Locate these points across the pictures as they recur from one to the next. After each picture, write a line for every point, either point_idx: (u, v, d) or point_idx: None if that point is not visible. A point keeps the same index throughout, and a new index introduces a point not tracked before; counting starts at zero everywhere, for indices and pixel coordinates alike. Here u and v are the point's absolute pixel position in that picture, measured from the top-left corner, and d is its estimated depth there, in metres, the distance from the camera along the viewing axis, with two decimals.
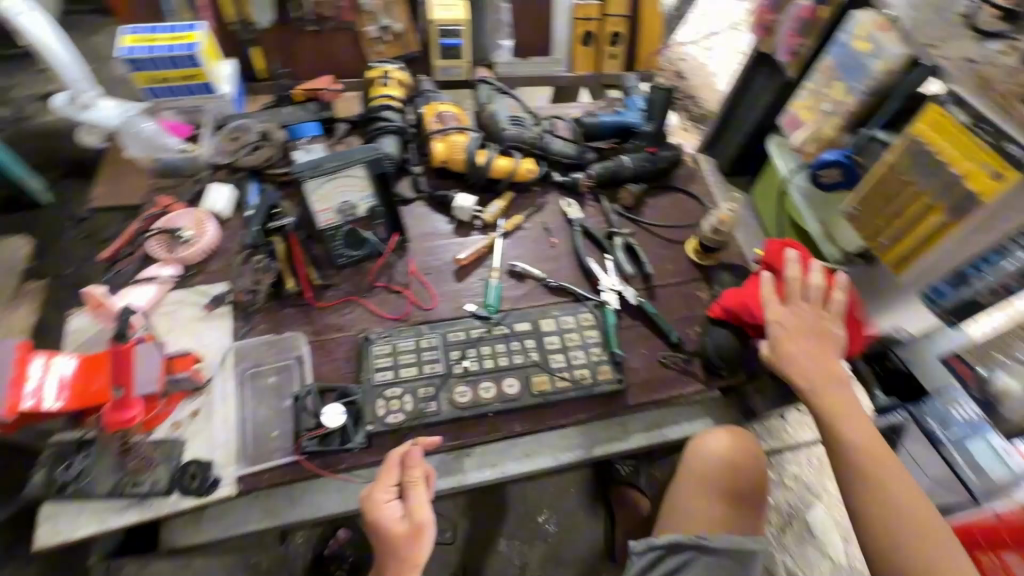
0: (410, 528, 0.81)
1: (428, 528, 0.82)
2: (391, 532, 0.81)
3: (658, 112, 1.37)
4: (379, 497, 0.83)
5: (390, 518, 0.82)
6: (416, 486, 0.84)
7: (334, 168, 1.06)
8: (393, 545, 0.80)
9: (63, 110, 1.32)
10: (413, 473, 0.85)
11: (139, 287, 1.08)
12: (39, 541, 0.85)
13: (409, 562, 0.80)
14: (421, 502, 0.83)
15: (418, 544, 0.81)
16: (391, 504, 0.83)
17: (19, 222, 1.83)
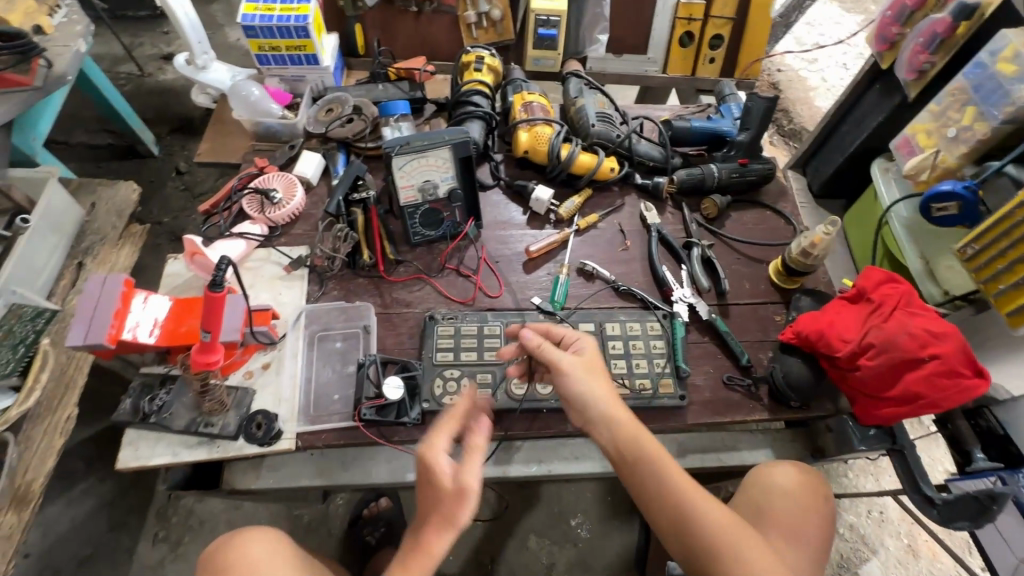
0: (455, 488, 0.71)
1: (471, 492, 0.70)
2: (436, 485, 0.71)
3: (756, 122, 1.30)
4: (433, 446, 0.76)
5: (440, 469, 0.72)
6: (473, 448, 0.75)
7: (422, 147, 1.06)
8: (438, 500, 0.71)
9: (180, 70, 1.42)
10: (474, 437, 0.75)
11: (228, 240, 1.12)
12: (121, 462, 0.93)
13: (445, 522, 0.71)
14: (472, 463, 0.72)
15: (457, 509, 0.71)
16: (444, 459, 0.74)
17: (130, 170, 2.00)
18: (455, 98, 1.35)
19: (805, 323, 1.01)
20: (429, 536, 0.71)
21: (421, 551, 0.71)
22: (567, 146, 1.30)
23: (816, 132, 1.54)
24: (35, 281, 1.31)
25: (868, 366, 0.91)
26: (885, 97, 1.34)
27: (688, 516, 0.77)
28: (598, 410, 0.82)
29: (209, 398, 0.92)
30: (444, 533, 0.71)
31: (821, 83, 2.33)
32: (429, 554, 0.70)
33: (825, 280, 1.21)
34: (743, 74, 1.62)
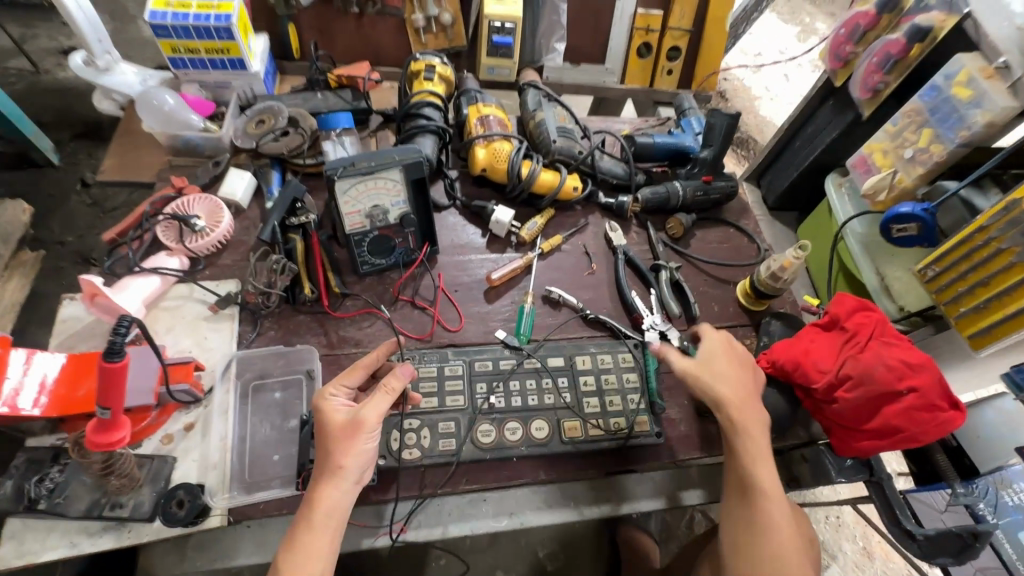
0: (348, 424, 0.75)
1: (365, 426, 0.74)
2: (328, 422, 0.76)
3: (719, 139, 1.27)
4: (331, 388, 0.80)
5: (335, 410, 0.77)
6: (381, 390, 0.77)
7: (369, 168, 0.95)
8: (328, 437, 0.75)
9: (77, 71, 1.21)
10: (389, 378, 0.78)
11: (139, 278, 0.97)
12: (2, 561, 0.75)
13: (332, 465, 0.73)
14: (373, 402, 0.76)
15: (349, 446, 0.74)
16: (340, 400, 0.79)
17: (23, 182, 1.73)
18: (404, 110, 1.23)
19: (781, 352, 0.98)
20: (323, 484, 0.73)
21: (318, 495, 0.72)
22: (528, 163, 1.21)
23: (767, 147, 1.53)
24: None
25: (845, 399, 0.89)
26: (837, 114, 1.33)
27: (759, 513, 0.82)
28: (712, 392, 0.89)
29: (115, 478, 0.77)
30: (332, 476, 0.73)
31: (765, 92, 2.36)
32: (319, 499, 0.72)
33: (791, 301, 1.21)
34: (700, 88, 1.59)
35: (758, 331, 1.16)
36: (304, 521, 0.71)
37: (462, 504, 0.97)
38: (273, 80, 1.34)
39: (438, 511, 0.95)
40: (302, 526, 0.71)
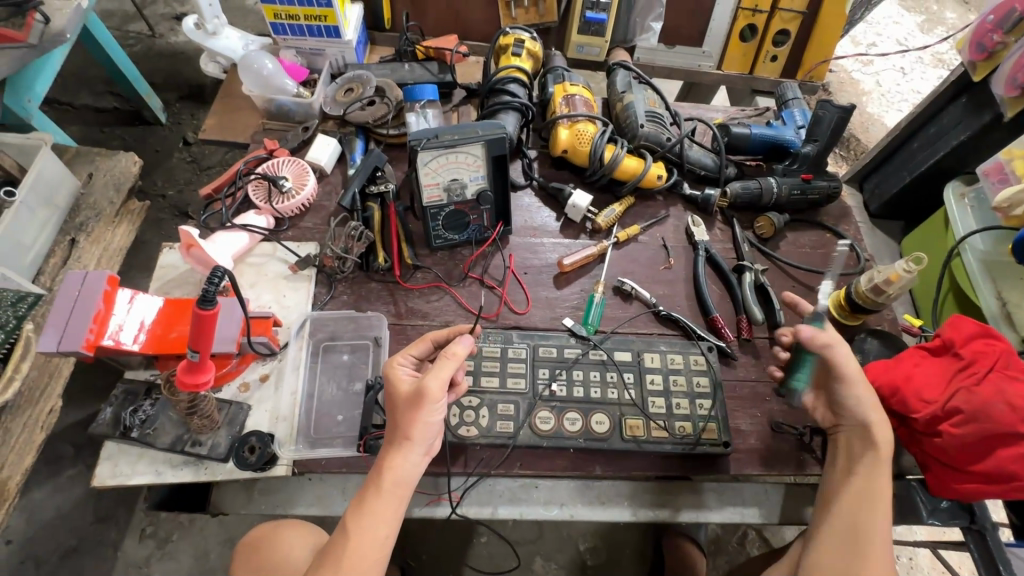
0: (413, 394, 0.74)
1: (428, 396, 0.73)
2: (395, 392, 0.76)
3: (826, 134, 1.15)
4: (398, 359, 0.81)
5: (402, 380, 0.78)
6: (442, 358, 0.75)
7: (453, 141, 0.94)
8: (397, 408, 0.75)
9: (188, 34, 1.28)
10: (450, 345, 0.76)
11: (230, 233, 1.02)
12: (98, 479, 0.83)
13: (398, 433, 0.74)
14: (437, 372, 0.74)
15: (414, 417, 0.74)
16: (407, 371, 0.80)
17: (136, 137, 1.88)
18: (489, 85, 1.21)
19: (876, 374, 0.88)
20: (391, 454, 0.74)
21: (385, 464, 0.73)
22: (611, 147, 1.16)
23: (878, 147, 1.37)
24: (21, 259, 1.20)
25: (952, 435, 0.80)
26: (970, 113, 1.18)
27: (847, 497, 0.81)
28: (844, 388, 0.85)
29: (197, 418, 0.82)
30: (400, 446, 0.74)
31: (874, 87, 2.14)
32: (387, 467, 0.73)
33: (889, 319, 1.10)
34: (805, 77, 1.46)
35: (849, 347, 1.06)
36: (372, 487, 0.73)
37: (514, 487, 0.97)
38: (364, 49, 1.36)
39: (489, 491, 0.95)
40: (370, 490, 0.73)
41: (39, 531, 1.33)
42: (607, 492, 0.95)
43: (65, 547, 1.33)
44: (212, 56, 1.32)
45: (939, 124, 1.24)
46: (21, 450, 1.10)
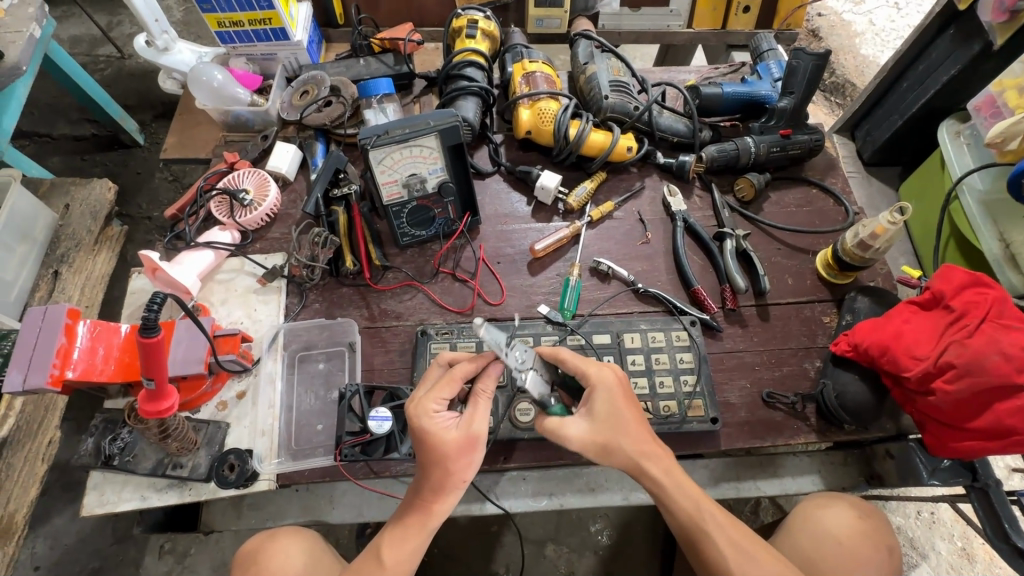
0: (464, 442, 0.69)
1: (482, 440, 0.70)
2: (441, 446, 0.69)
3: (803, 84, 1.09)
4: (430, 404, 0.70)
5: (444, 431, 0.70)
6: (482, 396, 0.72)
7: (403, 136, 0.90)
8: (445, 459, 0.69)
9: (141, 53, 1.27)
10: (483, 381, 0.72)
11: (194, 253, 1.00)
12: (86, 508, 0.84)
13: (454, 478, 0.71)
14: (483, 412, 0.71)
15: (468, 461, 0.70)
16: (445, 415, 0.71)
17: (115, 162, 1.88)
18: (446, 71, 1.17)
19: (866, 334, 0.85)
20: (439, 496, 0.71)
21: (434, 504, 0.71)
22: (576, 123, 1.12)
23: (866, 91, 1.30)
24: (7, 297, 1.20)
25: (945, 392, 0.76)
26: (958, 45, 1.10)
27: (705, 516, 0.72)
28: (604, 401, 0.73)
29: (173, 441, 0.82)
30: (452, 489, 0.71)
31: (867, 27, 2.01)
32: (437, 508, 0.71)
33: (883, 273, 1.06)
34: (782, 26, 1.40)
35: (840, 307, 1.02)
36: (415, 524, 0.71)
37: (503, 481, 0.96)
38: (319, 49, 1.33)
39: (477, 487, 0.94)
40: (412, 527, 0.71)
41: (63, 555, 1.37)
42: (597, 479, 0.94)
43: (89, 569, 1.37)
44: (167, 73, 1.30)
45: (927, 60, 1.16)
46: (25, 482, 1.13)
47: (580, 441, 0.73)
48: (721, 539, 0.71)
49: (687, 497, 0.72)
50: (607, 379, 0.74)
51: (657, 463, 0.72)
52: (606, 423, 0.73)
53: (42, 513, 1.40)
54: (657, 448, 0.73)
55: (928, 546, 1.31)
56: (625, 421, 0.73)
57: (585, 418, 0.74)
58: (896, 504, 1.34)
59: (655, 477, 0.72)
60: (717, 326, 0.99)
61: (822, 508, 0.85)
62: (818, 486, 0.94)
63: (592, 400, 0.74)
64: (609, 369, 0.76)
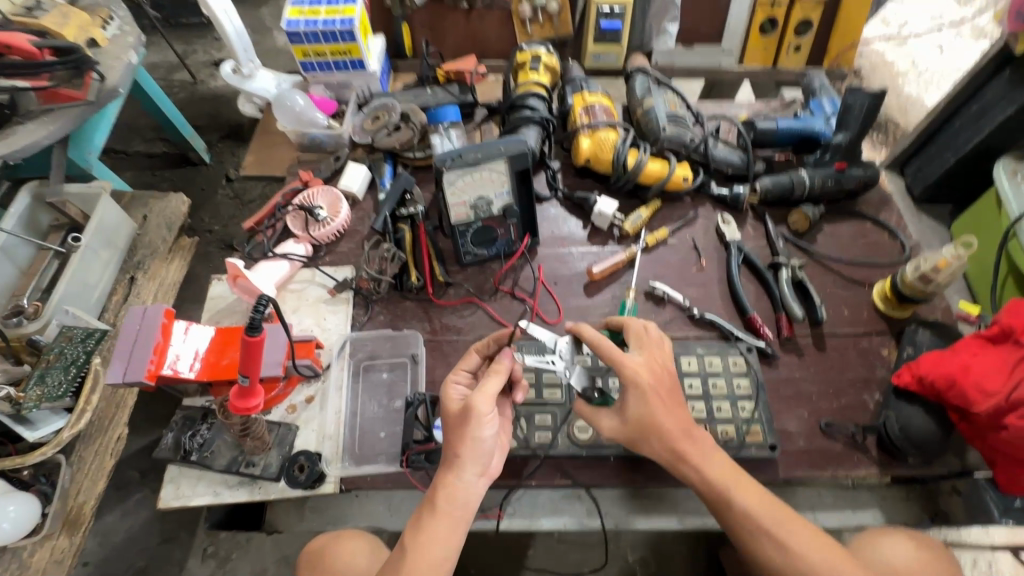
0: (461, 412, 0.72)
1: (475, 412, 0.70)
2: (445, 411, 0.75)
3: (860, 121, 1.11)
4: (451, 376, 0.79)
5: (454, 401, 0.76)
6: (488, 373, 0.74)
7: (475, 160, 0.95)
8: (447, 428, 0.74)
9: (225, 78, 1.36)
10: (494, 360, 0.75)
11: (271, 263, 1.07)
12: (163, 500, 0.88)
13: (450, 451, 0.72)
14: (483, 388, 0.73)
15: (463, 434, 0.72)
16: (461, 389, 0.78)
17: (183, 177, 2.01)
18: (510, 101, 1.23)
19: (931, 367, 0.85)
20: (441, 473, 0.72)
21: (439, 482, 0.71)
22: (634, 153, 1.16)
23: (919, 129, 1.31)
24: (89, 299, 1.28)
25: (1019, 426, 0.76)
26: (1015, 86, 1.12)
27: (739, 512, 0.73)
28: (636, 392, 0.75)
29: (250, 440, 0.86)
30: (453, 468, 0.71)
31: (911, 67, 2.03)
32: (442, 488, 0.71)
33: (943, 307, 1.06)
34: (831, 65, 1.45)
35: (899, 340, 1.02)
36: (427, 507, 0.71)
37: (556, 498, 0.97)
38: (388, 78, 1.42)
39: (529, 503, 0.96)
40: (432, 511, 0.71)
41: (111, 553, 1.42)
42: (651, 501, 0.95)
43: (135, 568, 1.40)
44: (248, 97, 1.40)
45: (981, 100, 1.18)
46: (93, 477, 1.18)
47: (610, 434, 0.79)
48: (790, 536, 0.71)
49: (722, 481, 0.75)
50: (640, 380, 0.74)
51: (693, 467, 0.76)
52: (637, 424, 0.76)
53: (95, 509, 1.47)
54: (696, 438, 0.77)
55: None
56: (657, 422, 0.75)
57: (619, 415, 0.78)
58: None
59: (689, 458, 0.76)
60: (773, 353, 1.00)
61: (880, 536, 0.84)
62: (878, 521, 0.93)
63: (628, 400, 0.76)
64: (645, 367, 0.75)
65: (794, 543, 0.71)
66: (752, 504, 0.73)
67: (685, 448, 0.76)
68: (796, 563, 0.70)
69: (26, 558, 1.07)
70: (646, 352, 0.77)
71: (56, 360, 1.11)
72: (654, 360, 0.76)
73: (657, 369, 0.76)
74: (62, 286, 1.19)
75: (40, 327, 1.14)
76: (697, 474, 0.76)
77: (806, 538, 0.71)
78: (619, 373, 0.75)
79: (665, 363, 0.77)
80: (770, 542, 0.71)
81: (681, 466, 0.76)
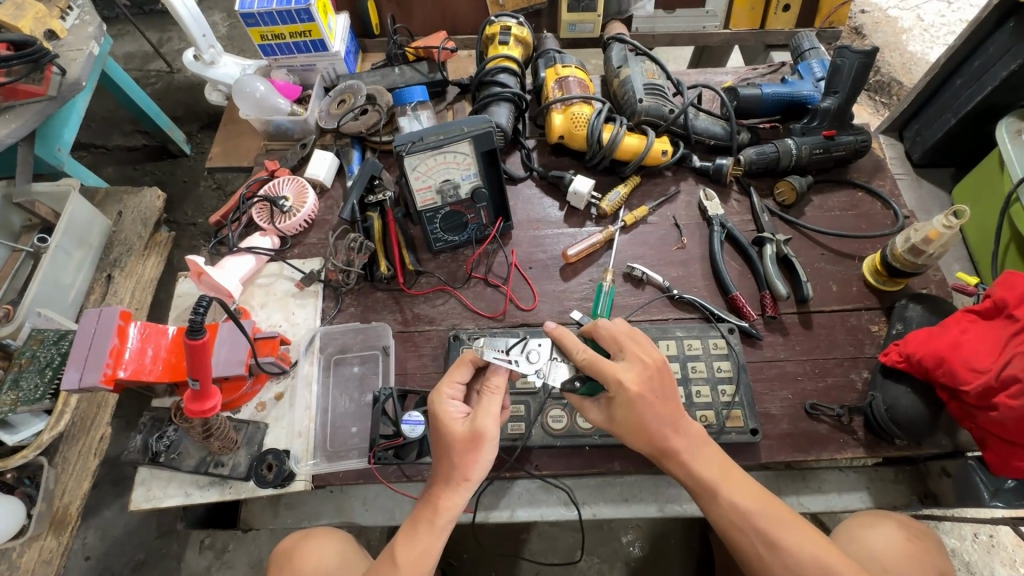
0: (468, 438, 0.68)
1: (487, 438, 0.67)
2: (448, 435, 0.69)
3: (848, 83, 1.04)
4: (446, 389, 0.73)
5: (452, 420, 0.70)
6: (488, 390, 0.70)
7: (438, 142, 0.90)
8: (449, 450, 0.69)
9: (188, 66, 1.32)
10: (491, 374, 0.70)
11: (236, 258, 1.03)
12: (134, 503, 0.87)
13: (455, 471, 0.69)
14: (488, 407, 0.69)
15: (473, 460, 0.68)
16: (457, 406, 0.72)
17: (164, 171, 1.97)
18: (479, 78, 1.18)
19: (918, 344, 0.82)
20: (445, 492, 0.69)
21: (441, 503, 0.69)
22: (610, 127, 1.10)
23: (916, 89, 1.24)
24: (64, 299, 1.26)
25: (1009, 407, 0.72)
26: (1018, 38, 1.04)
27: (728, 509, 0.69)
28: (623, 398, 0.69)
29: (215, 440, 0.84)
30: (457, 487, 0.69)
31: (915, 23, 1.92)
32: (444, 504, 0.69)
33: (937, 280, 1.01)
34: (823, 24, 1.37)
35: (890, 316, 0.97)
36: (425, 520, 0.69)
37: (534, 488, 0.95)
38: (356, 59, 1.36)
39: (509, 494, 0.94)
40: (422, 523, 0.69)
41: (111, 547, 1.41)
42: (630, 489, 0.93)
43: (134, 561, 1.40)
44: (213, 85, 1.36)
45: (984, 55, 1.10)
46: (79, 477, 1.18)
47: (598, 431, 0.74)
48: (785, 534, 0.68)
49: (709, 473, 0.71)
50: (625, 389, 0.68)
51: (681, 466, 0.72)
52: (623, 425, 0.71)
53: (91, 505, 1.44)
54: (684, 432, 0.72)
55: (987, 572, 1.22)
56: (644, 423, 0.70)
57: (603, 413, 0.73)
58: (949, 524, 1.26)
59: (678, 455, 0.72)
60: (756, 333, 0.96)
61: (871, 525, 0.81)
62: (866, 504, 0.90)
63: (614, 404, 0.71)
64: (628, 373, 0.69)
65: (790, 541, 0.67)
66: (743, 499, 0.69)
67: (671, 446, 0.71)
68: (783, 557, 0.67)
69: (14, 559, 1.07)
70: (630, 353, 0.71)
71: (30, 364, 1.09)
72: (638, 360, 0.71)
73: (644, 369, 0.70)
74: (32, 287, 1.17)
75: (12, 331, 1.12)
76: (685, 470, 0.72)
77: (806, 543, 0.67)
78: (602, 381, 0.69)
79: (653, 358, 0.71)
80: (760, 539, 0.68)
81: (668, 463, 0.73)
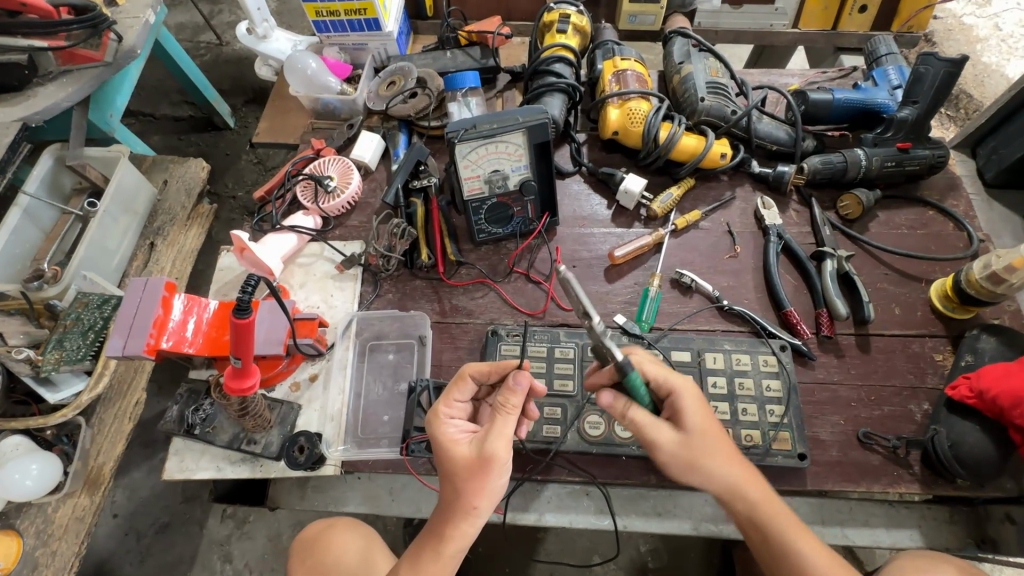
0: (476, 461, 0.65)
1: (497, 462, 0.64)
2: (451, 457, 0.67)
3: (930, 94, 0.97)
4: (444, 409, 0.72)
5: (456, 441, 0.68)
6: (502, 412, 0.66)
7: (492, 131, 0.87)
8: (455, 474, 0.66)
9: (240, 39, 1.31)
10: (503, 397, 0.67)
11: (278, 235, 1.03)
12: (168, 472, 0.88)
13: (461, 497, 0.65)
14: (499, 429, 0.66)
15: (481, 486, 0.65)
16: (459, 426, 0.70)
17: (207, 141, 1.99)
18: (534, 66, 1.13)
19: (994, 381, 0.77)
20: (453, 520, 0.66)
21: (450, 530, 0.66)
22: (667, 126, 1.05)
23: (996, 104, 1.15)
24: (109, 263, 1.28)
25: None
26: None
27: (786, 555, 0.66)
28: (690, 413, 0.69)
29: (249, 419, 0.84)
30: (467, 515, 0.66)
31: (992, 31, 1.79)
32: (452, 532, 0.66)
33: (1011, 310, 0.94)
34: (901, 28, 1.29)
35: (957, 346, 0.91)
36: (430, 547, 0.67)
37: (563, 494, 0.92)
38: (407, 40, 1.34)
39: (537, 497, 0.91)
40: (427, 551, 0.67)
41: (138, 507, 1.44)
42: (664, 503, 0.90)
43: (160, 523, 1.43)
44: (264, 60, 1.35)
45: None
46: (113, 439, 1.20)
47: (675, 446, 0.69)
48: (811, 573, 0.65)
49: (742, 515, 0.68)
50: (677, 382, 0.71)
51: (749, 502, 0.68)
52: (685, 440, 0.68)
53: (122, 465, 1.48)
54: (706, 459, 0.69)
55: None
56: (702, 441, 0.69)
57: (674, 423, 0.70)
58: None
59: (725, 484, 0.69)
60: (810, 353, 0.91)
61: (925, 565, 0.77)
62: (916, 543, 0.85)
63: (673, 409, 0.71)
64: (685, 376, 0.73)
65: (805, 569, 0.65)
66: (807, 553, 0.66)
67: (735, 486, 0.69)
68: None
69: (49, 514, 1.10)
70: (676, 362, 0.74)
71: (73, 326, 1.11)
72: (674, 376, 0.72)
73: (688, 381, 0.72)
74: (79, 252, 1.17)
75: (59, 291, 1.14)
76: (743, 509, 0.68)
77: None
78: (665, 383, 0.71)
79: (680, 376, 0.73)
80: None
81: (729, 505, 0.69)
